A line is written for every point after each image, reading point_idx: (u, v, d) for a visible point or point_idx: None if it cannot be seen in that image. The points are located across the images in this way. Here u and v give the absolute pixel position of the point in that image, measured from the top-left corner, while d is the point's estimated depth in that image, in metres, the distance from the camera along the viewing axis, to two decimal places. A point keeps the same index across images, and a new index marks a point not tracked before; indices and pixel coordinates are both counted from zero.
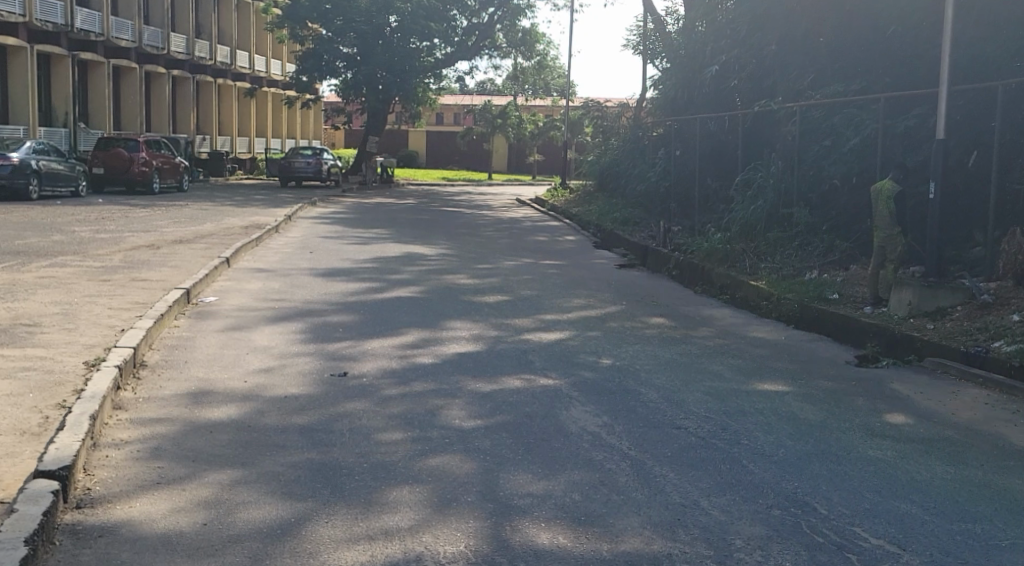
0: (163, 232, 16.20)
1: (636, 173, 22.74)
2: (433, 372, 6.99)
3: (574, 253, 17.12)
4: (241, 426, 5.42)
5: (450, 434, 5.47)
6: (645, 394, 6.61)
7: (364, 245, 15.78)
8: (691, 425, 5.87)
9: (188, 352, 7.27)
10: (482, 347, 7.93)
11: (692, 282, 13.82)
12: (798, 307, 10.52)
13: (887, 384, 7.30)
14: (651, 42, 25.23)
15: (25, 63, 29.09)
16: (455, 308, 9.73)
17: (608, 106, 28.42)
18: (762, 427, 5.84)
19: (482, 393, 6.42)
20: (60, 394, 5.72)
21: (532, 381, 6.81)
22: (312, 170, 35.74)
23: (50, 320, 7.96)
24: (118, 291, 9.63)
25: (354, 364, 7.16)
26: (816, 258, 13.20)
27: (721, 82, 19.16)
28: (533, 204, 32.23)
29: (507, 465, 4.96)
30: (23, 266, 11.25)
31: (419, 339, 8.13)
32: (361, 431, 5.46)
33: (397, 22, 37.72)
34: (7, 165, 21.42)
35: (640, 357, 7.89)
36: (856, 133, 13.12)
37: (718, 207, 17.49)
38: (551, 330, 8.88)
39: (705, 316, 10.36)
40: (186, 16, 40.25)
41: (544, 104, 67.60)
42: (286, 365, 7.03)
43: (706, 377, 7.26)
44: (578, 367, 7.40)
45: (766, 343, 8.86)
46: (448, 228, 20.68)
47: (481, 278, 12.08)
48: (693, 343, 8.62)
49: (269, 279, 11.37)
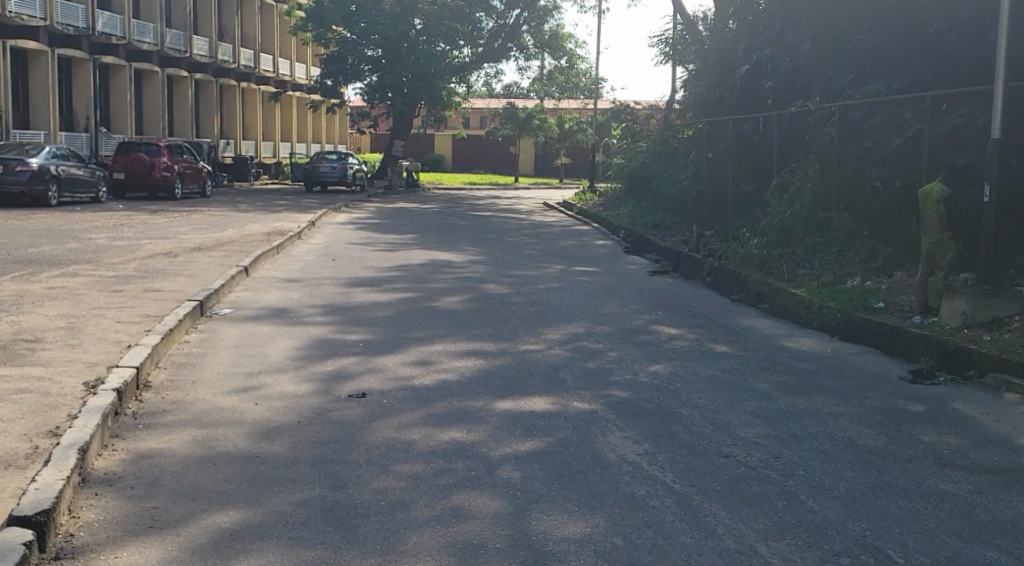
0: (182, 239, 15.83)
1: (667, 176, 22.16)
2: (457, 392, 6.48)
3: (603, 259, 16.59)
4: (247, 459, 4.94)
5: (475, 465, 4.98)
6: (687, 417, 6.09)
7: (390, 252, 15.31)
8: (740, 453, 5.31)
9: (196, 370, 6.82)
10: (508, 364, 7.40)
11: (728, 291, 13.27)
12: (842, 318, 9.94)
13: (950, 402, 6.70)
14: (681, 42, 24.70)
15: (46, 68, 28.98)
16: (480, 320, 9.22)
17: (636, 108, 27.91)
18: (818, 454, 5.29)
19: (510, 416, 5.92)
20: (53, 419, 5.28)
21: (563, 404, 6.29)
22: (337, 175, 35.35)
23: (54, 335, 7.56)
24: (129, 303, 9.22)
25: (371, 383, 6.66)
26: (858, 264, 12.60)
27: (754, 82, 18.52)
28: (562, 207, 31.80)
29: (541, 503, 4.47)
30: (34, 276, 10.91)
31: (441, 355, 7.61)
32: (378, 462, 4.97)
33: (422, 24, 37.39)
34: (26, 170, 21.25)
35: (679, 375, 7.33)
36: (898, 133, 12.50)
37: (751, 211, 16.92)
38: (583, 343, 8.35)
39: (745, 327, 9.79)
40: (209, 19, 40.12)
41: (572, 106, 67.25)
42: (298, 385, 6.55)
43: (751, 395, 6.71)
44: (613, 386, 6.86)
45: (813, 357, 8.28)
46: (475, 234, 20.19)
47: (509, 288, 11.56)
48: (735, 358, 8.06)
49: (288, 289, 10.93)
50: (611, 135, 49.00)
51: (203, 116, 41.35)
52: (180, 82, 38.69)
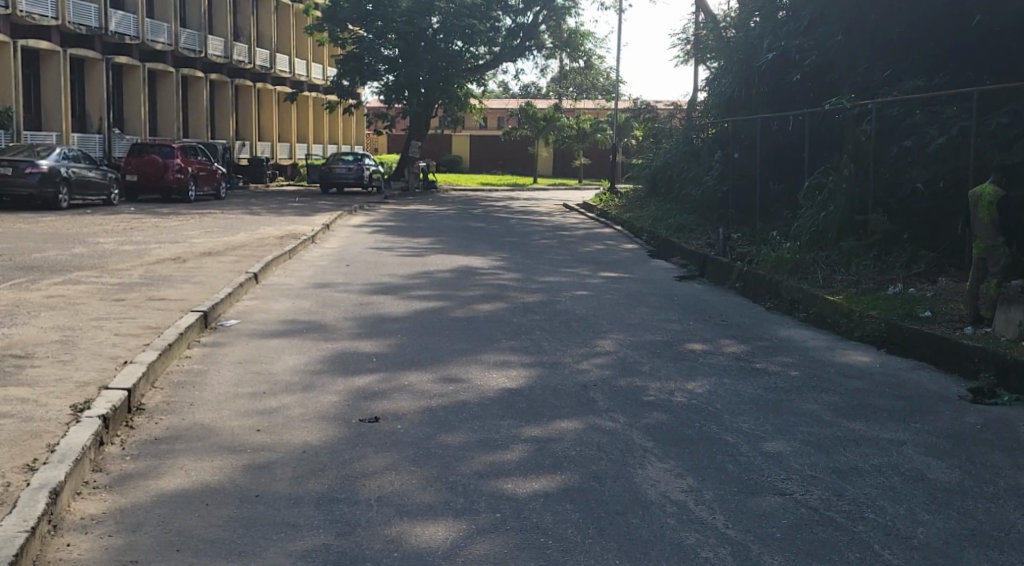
0: (193, 243, 15.39)
1: (690, 177, 21.56)
2: (478, 416, 5.90)
3: (627, 263, 16.03)
4: (245, 499, 4.38)
5: (501, 506, 4.40)
6: (734, 443, 5.49)
7: (406, 257, 14.80)
8: (798, 491, 4.69)
9: (195, 391, 6.29)
10: (533, 382, 6.82)
11: (760, 297, 12.69)
12: (885, 327, 9.33)
13: (1020, 426, 6.07)
14: (704, 40, 24.12)
15: (58, 68, 28.65)
16: (502, 331, 8.67)
17: (659, 107, 27.38)
18: (886, 492, 4.68)
19: (537, 445, 5.35)
20: (30, 450, 4.72)
21: (594, 429, 5.73)
22: (354, 176, 34.89)
23: (46, 350, 7.09)
24: (131, 313, 8.74)
25: (383, 404, 6.09)
26: (899, 269, 11.97)
27: (782, 76, 17.82)
28: (581, 208, 31.21)
29: (576, 554, 3.90)
30: (34, 283, 10.46)
31: (459, 371, 7.04)
32: (389, 501, 4.41)
33: (440, 23, 36.93)
34: (36, 173, 20.87)
35: (719, 395, 6.71)
36: (939, 132, 11.85)
37: (780, 213, 16.29)
38: (614, 357, 7.78)
39: (784, 339, 9.18)
40: (224, 19, 39.77)
41: (591, 106, 66.58)
42: (305, 404, 6.03)
43: (801, 418, 6.09)
44: (648, 408, 6.27)
45: (861, 373, 7.65)
46: (494, 236, 19.67)
47: (530, 295, 11.03)
48: (778, 374, 7.45)
49: (299, 297, 10.42)
50: (631, 136, 48.38)
51: (218, 117, 41.03)
52: (195, 83, 38.36)
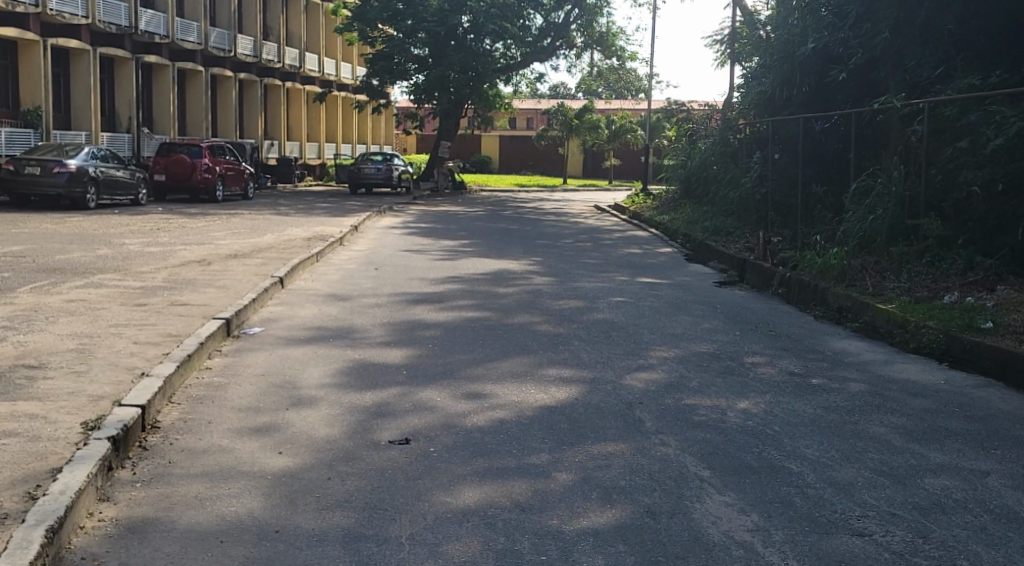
0: (219, 245, 15.07)
1: (726, 178, 21.09)
2: (516, 438, 5.45)
3: (664, 267, 15.53)
4: (263, 536, 3.95)
5: (547, 547, 3.94)
6: (798, 472, 5.00)
7: (436, 261, 14.39)
8: (878, 531, 4.21)
9: (215, 407, 5.88)
10: (575, 400, 6.35)
11: (806, 305, 12.19)
12: (942, 337, 8.81)
13: None
14: (740, 38, 23.64)
15: (88, 67, 28.54)
16: (539, 341, 8.22)
17: (692, 108, 26.93)
18: (979, 535, 4.17)
19: (584, 473, 4.89)
20: (33, 475, 4.31)
21: (644, 454, 5.26)
22: (382, 176, 34.56)
23: (60, 361, 6.72)
24: (153, 320, 8.38)
25: (412, 423, 5.65)
26: (953, 277, 11.38)
27: (825, 75, 17.17)
28: (613, 210, 30.69)
29: None
30: (55, 287, 10.14)
31: (495, 386, 6.58)
32: (422, 541, 3.97)
33: (471, 21, 36.41)
34: (64, 172, 20.66)
35: (776, 416, 6.20)
36: (995, 132, 11.26)
37: (823, 216, 15.70)
38: (661, 372, 7.29)
39: (838, 351, 8.65)
40: (254, 17, 39.62)
41: (622, 106, 66.11)
42: (327, 423, 5.58)
43: (869, 443, 5.56)
44: (701, 431, 5.79)
45: (926, 391, 7.09)
46: (526, 238, 19.23)
47: (569, 302, 10.56)
48: (838, 393, 6.90)
49: (326, 304, 10.02)
50: (662, 136, 47.80)
51: (247, 117, 40.88)
52: (224, 83, 38.24)
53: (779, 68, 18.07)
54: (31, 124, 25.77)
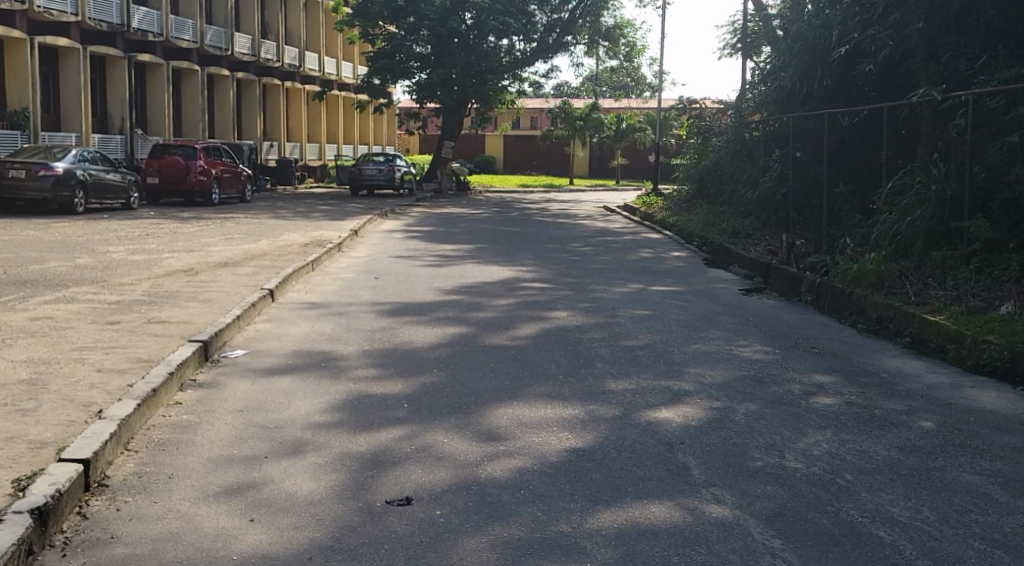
0: (209, 252, 14.18)
1: (741, 177, 20.17)
2: (542, 495, 4.50)
3: (683, 273, 14.59)
4: None
5: None
6: (892, 543, 4.05)
7: (439, 268, 13.49)
8: None
9: (178, 455, 4.95)
10: (604, 442, 5.39)
11: (841, 316, 11.27)
12: (1004, 351, 7.88)
13: None
14: (751, 33, 22.77)
15: (78, 66, 27.65)
16: (560, 365, 7.30)
17: (704, 104, 26.04)
18: None
19: (626, 548, 3.93)
20: None
21: (697, 519, 4.28)
22: (384, 179, 33.64)
23: (8, 395, 5.79)
24: (124, 341, 7.43)
25: (413, 476, 4.71)
26: (1003, 281, 10.40)
27: (850, 69, 16.14)
28: (622, 211, 29.87)
29: None
30: (21, 302, 9.21)
31: (512, 426, 5.63)
32: None
33: (473, 18, 35.56)
34: (51, 175, 19.74)
35: (844, 459, 5.23)
36: None
37: (851, 217, 14.72)
38: (698, 404, 6.31)
39: (896, 373, 7.70)
40: (252, 16, 38.77)
41: (629, 105, 65.42)
42: (307, 479, 4.61)
43: (966, 499, 4.61)
44: (760, 481, 4.83)
45: (1012, 424, 6.09)
46: (535, 242, 18.28)
47: (586, 315, 9.64)
48: (909, 429, 5.92)
49: (321, 320, 9.10)
50: (670, 134, 46.90)
51: (246, 118, 39.97)
52: (221, 82, 37.39)
53: (798, 63, 17.03)
54: (18, 126, 24.90)
